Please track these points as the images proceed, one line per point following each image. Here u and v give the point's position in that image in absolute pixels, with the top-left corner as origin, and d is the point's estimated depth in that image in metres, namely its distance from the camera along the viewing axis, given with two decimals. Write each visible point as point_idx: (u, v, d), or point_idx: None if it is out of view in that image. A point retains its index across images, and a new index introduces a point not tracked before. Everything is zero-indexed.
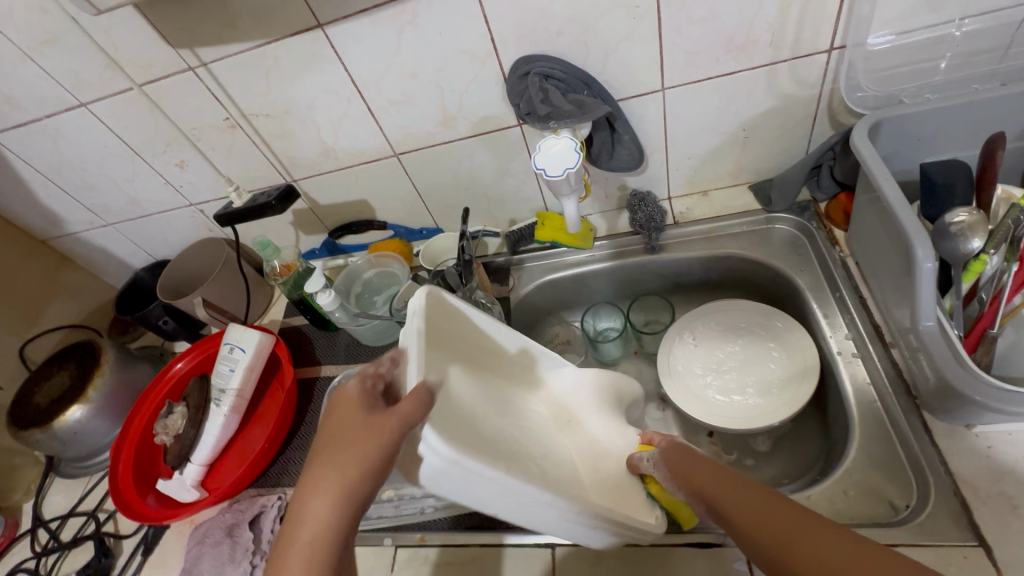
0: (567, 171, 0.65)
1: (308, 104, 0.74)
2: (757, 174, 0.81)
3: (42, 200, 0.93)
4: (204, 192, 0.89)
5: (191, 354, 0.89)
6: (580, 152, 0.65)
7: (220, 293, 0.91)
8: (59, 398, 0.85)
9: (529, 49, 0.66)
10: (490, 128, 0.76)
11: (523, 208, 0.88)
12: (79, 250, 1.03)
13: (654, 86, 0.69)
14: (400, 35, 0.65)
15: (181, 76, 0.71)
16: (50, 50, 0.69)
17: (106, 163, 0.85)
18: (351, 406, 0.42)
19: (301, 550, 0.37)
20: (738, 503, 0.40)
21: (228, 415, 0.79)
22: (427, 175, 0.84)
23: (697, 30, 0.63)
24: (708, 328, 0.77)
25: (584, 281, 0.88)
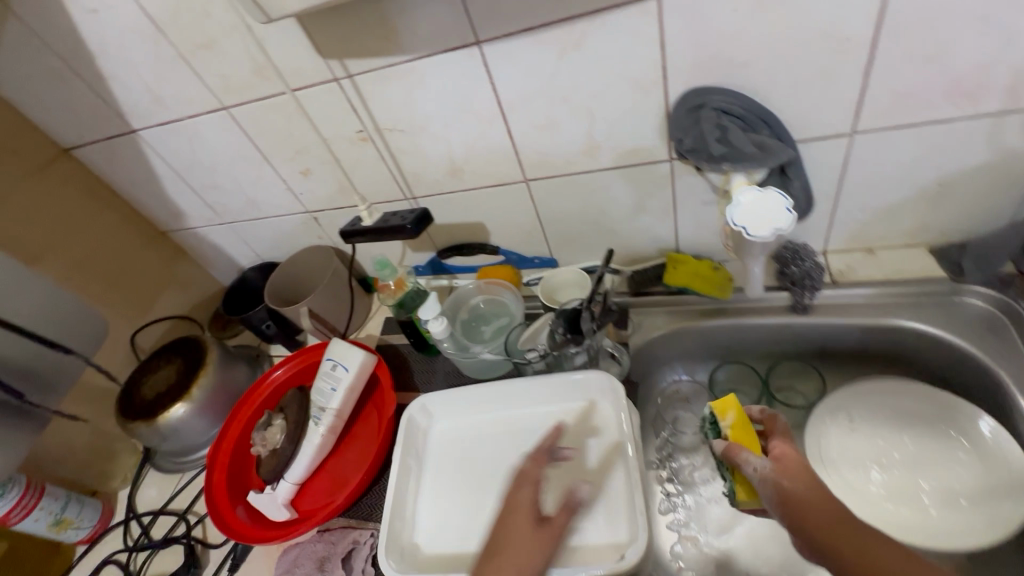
0: (776, 233, 0.53)
1: (444, 123, 0.70)
2: (942, 236, 0.69)
3: (170, 195, 0.95)
4: (323, 201, 0.87)
5: (289, 364, 0.87)
6: (794, 212, 0.53)
7: (326, 305, 0.89)
8: (164, 393, 0.86)
9: (704, 80, 0.58)
10: (635, 161, 0.69)
11: (650, 247, 0.81)
12: (193, 243, 1.05)
13: (841, 129, 0.60)
14: (560, 57, 0.60)
15: (324, 86, 0.69)
16: (204, 54, 0.69)
17: (235, 165, 0.85)
18: (520, 512, 0.58)
19: None
20: (820, 501, 0.47)
21: (325, 435, 0.76)
22: (554, 204, 0.78)
23: (916, 69, 0.54)
24: (869, 410, 0.66)
25: (712, 335, 0.78)
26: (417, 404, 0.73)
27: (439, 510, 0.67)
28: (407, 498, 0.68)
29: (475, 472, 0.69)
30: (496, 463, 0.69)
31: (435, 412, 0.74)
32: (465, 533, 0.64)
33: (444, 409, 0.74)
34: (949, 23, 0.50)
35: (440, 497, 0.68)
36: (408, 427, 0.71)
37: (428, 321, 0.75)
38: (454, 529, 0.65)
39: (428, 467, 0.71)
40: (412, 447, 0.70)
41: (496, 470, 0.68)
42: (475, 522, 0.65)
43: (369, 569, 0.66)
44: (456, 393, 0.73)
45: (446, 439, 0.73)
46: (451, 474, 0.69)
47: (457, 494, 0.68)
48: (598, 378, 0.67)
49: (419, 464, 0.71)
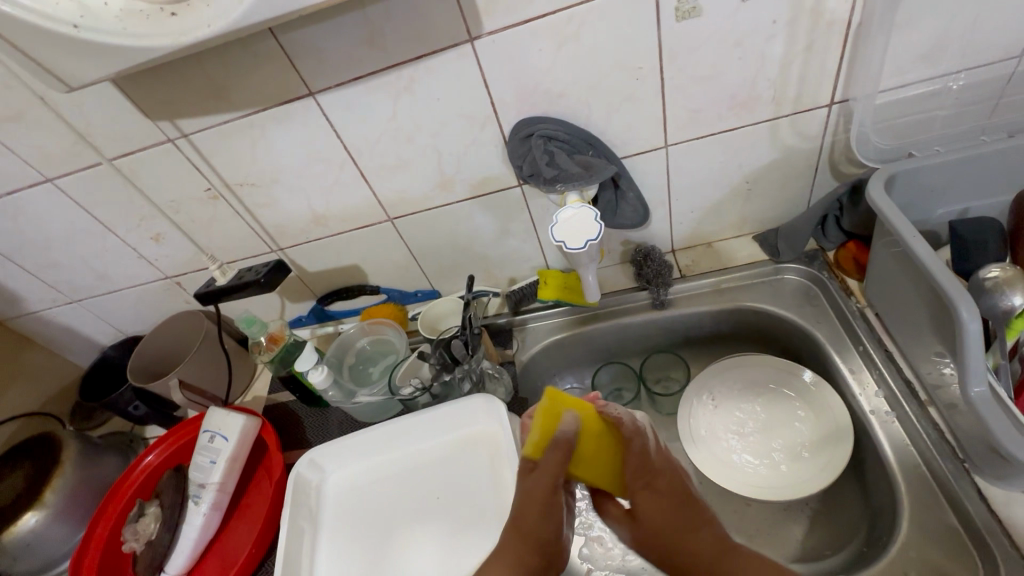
0: (589, 244, 0.59)
1: (295, 172, 0.70)
2: (761, 224, 0.80)
3: (0, 280, 0.85)
4: (183, 265, 0.83)
5: (162, 445, 0.80)
6: (601, 222, 0.60)
7: (199, 374, 0.84)
8: (11, 504, 0.75)
9: (530, 111, 0.64)
10: (489, 190, 0.73)
11: (522, 266, 0.85)
12: (39, 329, 0.95)
13: (656, 144, 0.68)
14: (395, 101, 0.62)
15: (160, 148, 0.66)
16: (13, 127, 0.64)
17: (73, 239, 0.79)
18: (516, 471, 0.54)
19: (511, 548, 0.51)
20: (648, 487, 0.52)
21: (208, 515, 0.71)
22: (423, 239, 0.80)
23: (701, 88, 0.62)
24: (726, 386, 0.73)
25: (591, 339, 0.84)
26: (305, 459, 0.70)
27: (338, 567, 0.65)
28: (302, 562, 0.64)
29: (375, 519, 0.67)
30: (393, 505, 0.68)
31: (327, 465, 0.72)
32: None
33: (336, 460, 0.72)
34: (716, 49, 0.59)
35: (339, 550, 0.66)
36: (297, 486, 0.68)
37: (313, 377, 0.72)
38: None
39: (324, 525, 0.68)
40: (303, 506, 0.68)
41: (396, 512, 0.67)
42: (378, 570, 0.63)
43: None
44: (346, 441, 0.71)
45: (343, 491, 0.71)
46: (349, 526, 0.67)
47: (358, 545, 0.66)
48: (481, 401, 0.69)
49: (314, 525, 0.68)
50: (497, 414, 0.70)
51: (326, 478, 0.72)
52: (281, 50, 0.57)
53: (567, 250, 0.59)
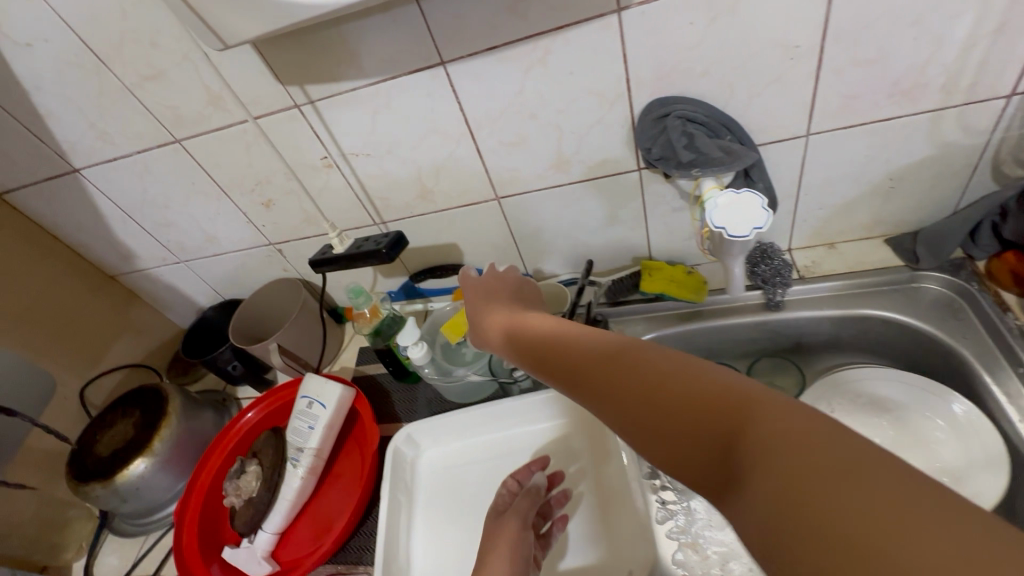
0: (754, 232, 0.54)
1: (412, 145, 0.69)
2: (896, 227, 0.73)
3: (119, 236, 0.90)
4: (287, 233, 0.84)
5: (261, 404, 0.83)
6: (769, 210, 0.54)
7: (297, 340, 0.85)
8: (122, 449, 0.79)
9: (666, 91, 0.60)
10: (605, 173, 0.70)
11: (623, 255, 0.82)
12: (147, 286, 0.99)
13: (797, 132, 0.63)
14: (526, 74, 0.60)
15: (285, 114, 0.67)
16: (152, 86, 0.66)
17: (190, 201, 0.81)
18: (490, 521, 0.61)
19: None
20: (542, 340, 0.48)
21: (305, 478, 0.72)
22: (527, 221, 0.78)
23: (861, 71, 0.57)
24: (849, 399, 0.68)
25: (692, 338, 0.79)
26: (402, 433, 0.70)
27: (435, 545, 0.64)
28: (400, 536, 0.65)
29: (471, 500, 0.67)
30: (487, 490, 0.67)
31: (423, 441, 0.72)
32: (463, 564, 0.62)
33: (432, 438, 0.71)
34: (888, 27, 0.53)
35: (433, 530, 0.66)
36: (394, 459, 0.68)
37: (411, 353, 0.72)
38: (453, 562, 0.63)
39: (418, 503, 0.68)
40: (402, 480, 0.68)
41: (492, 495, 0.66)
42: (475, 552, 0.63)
43: None
44: (444, 419, 0.70)
45: (438, 468, 0.70)
46: (444, 507, 0.67)
47: (455, 525, 0.65)
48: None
49: (410, 499, 0.68)
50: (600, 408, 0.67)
51: (421, 453, 0.72)
52: (420, 16, 0.56)
53: (727, 237, 0.54)
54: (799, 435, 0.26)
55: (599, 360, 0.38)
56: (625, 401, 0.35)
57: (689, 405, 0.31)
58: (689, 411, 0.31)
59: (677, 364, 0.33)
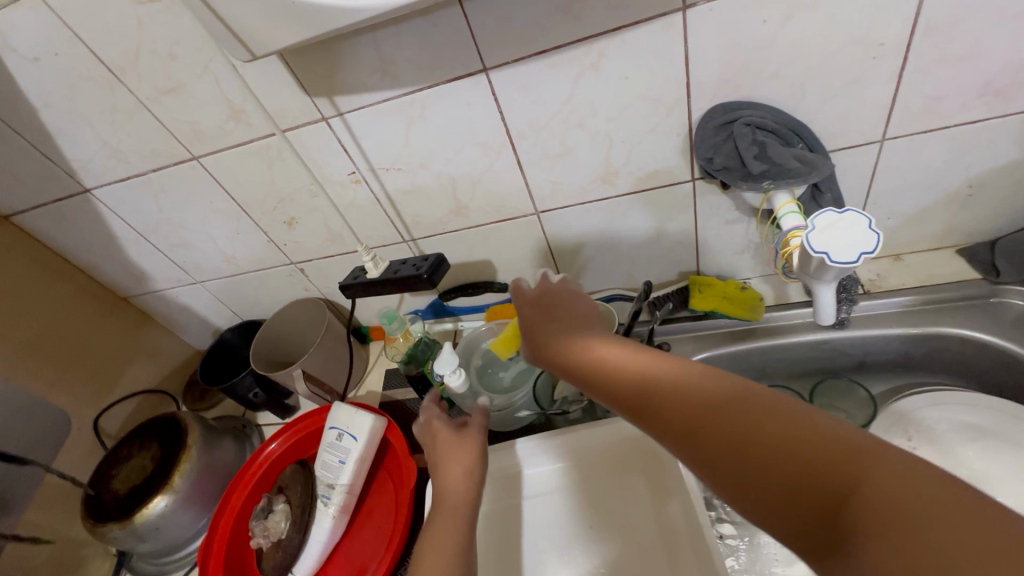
0: (862, 257, 0.48)
1: (447, 158, 0.64)
2: (969, 236, 0.68)
3: (132, 257, 0.85)
4: (309, 251, 0.79)
5: (285, 434, 0.78)
6: (878, 230, 0.48)
7: (322, 366, 0.81)
8: (140, 485, 0.74)
9: (731, 95, 0.55)
10: (655, 184, 0.65)
11: (668, 270, 0.76)
12: (161, 308, 0.95)
13: (872, 137, 0.57)
14: (576, 80, 0.55)
15: (311, 127, 0.62)
16: (169, 100, 0.61)
17: (208, 220, 0.77)
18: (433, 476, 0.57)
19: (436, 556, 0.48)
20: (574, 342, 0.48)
21: (336, 517, 0.67)
22: (567, 235, 0.73)
23: (950, 70, 0.51)
24: (929, 426, 0.62)
25: (746, 358, 0.74)
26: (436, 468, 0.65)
27: None
28: None
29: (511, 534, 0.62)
30: (535, 530, 0.62)
31: None
32: None
33: None
34: (987, 21, 0.48)
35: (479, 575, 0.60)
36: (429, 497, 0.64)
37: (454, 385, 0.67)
38: None
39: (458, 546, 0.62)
40: None
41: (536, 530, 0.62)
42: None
43: None
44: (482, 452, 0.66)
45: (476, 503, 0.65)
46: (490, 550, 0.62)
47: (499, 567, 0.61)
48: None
49: None
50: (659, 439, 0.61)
51: None
52: (463, 20, 0.51)
53: (829, 263, 0.48)
54: (824, 454, 0.28)
55: (664, 392, 0.36)
56: (704, 445, 0.32)
57: (786, 452, 0.29)
58: (787, 459, 0.29)
59: (765, 403, 0.31)
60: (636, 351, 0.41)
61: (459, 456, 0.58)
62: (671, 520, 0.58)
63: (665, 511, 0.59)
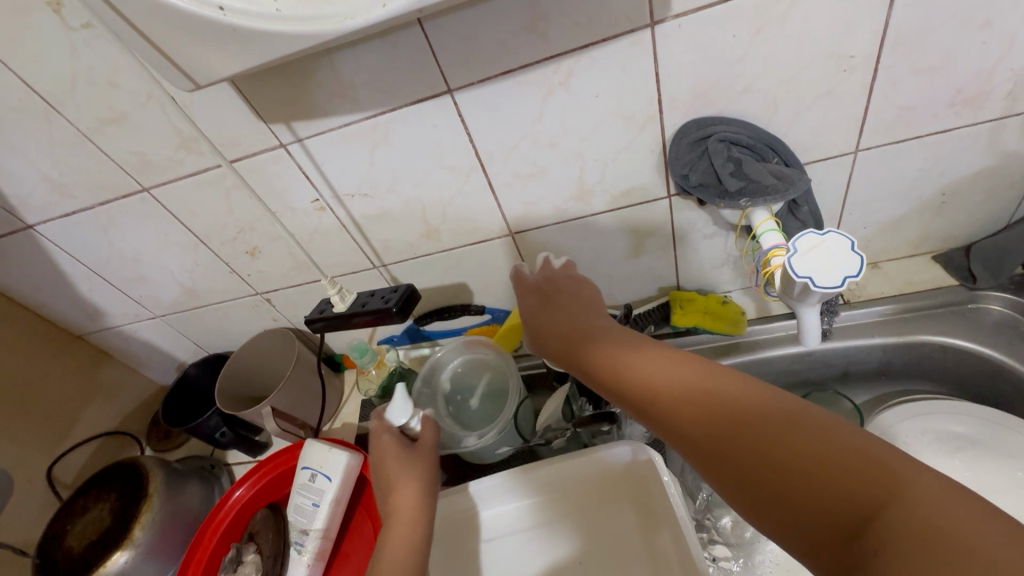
0: (847, 281, 0.46)
1: (415, 181, 0.61)
2: (944, 242, 0.68)
3: (84, 294, 0.80)
4: (275, 281, 0.76)
5: (253, 477, 0.73)
6: (860, 253, 0.46)
7: (293, 400, 0.77)
8: (99, 540, 0.69)
9: (704, 111, 0.54)
10: (631, 202, 0.63)
11: (648, 286, 0.75)
12: (119, 345, 0.90)
13: (846, 149, 0.57)
14: (545, 100, 0.53)
15: (269, 155, 0.59)
16: (113, 130, 0.57)
17: (163, 252, 0.72)
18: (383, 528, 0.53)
19: None
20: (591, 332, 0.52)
21: (311, 565, 0.63)
22: (544, 256, 0.71)
23: (920, 80, 0.51)
24: (915, 437, 0.61)
25: None
26: None
27: None
28: None
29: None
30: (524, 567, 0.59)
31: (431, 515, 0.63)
32: None
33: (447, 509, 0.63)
34: (955, 32, 0.47)
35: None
36: None
37: (415, 429, 0.60)
38: None
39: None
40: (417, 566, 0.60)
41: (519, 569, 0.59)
42: None
43: None
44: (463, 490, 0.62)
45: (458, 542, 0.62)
46: None
47: None
48: (632, 451, 0.60)
49: None
50: (650, 468, 0.59)
51: None
52: (425, 41, 0.48)
53: (813, 287, 0.47)
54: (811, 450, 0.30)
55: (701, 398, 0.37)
56: (726, 452, 0.34)
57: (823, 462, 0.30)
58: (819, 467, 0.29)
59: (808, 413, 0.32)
60: (668, 356, 0.42)
61: (397, 549, 0.50)
62: (661, 551, 0.56)
63: (655, 541, 0.57)
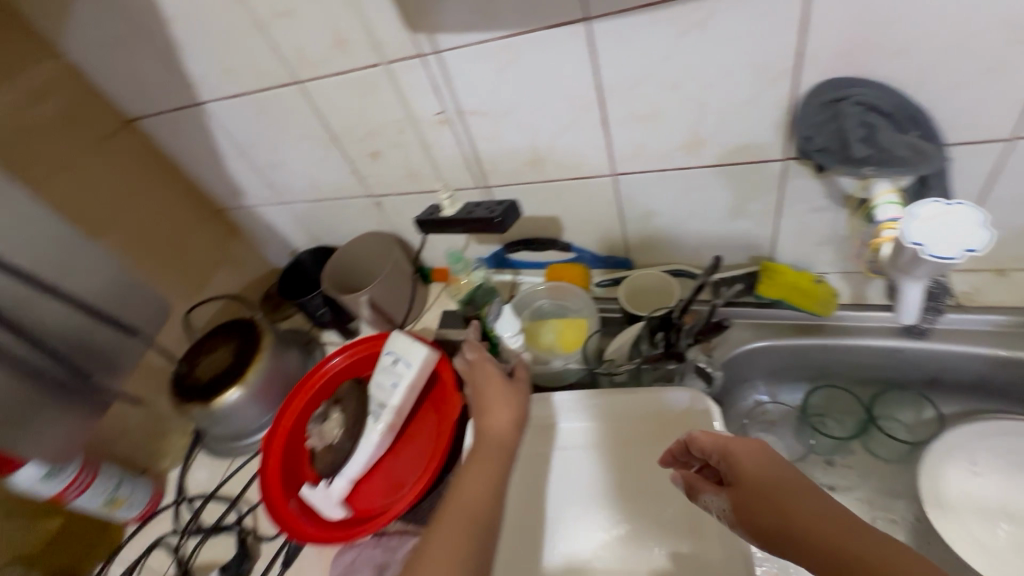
0: (965, 254, 0.46)
1: (533, 108, 0.64)
2: None
3: (230, 171, 0.92)
4: (388, 185, 0.83)
5: (347, 351, 0.85)
6: (992, 230, 0.46)
7: (386, 295, 0.86)
8: (219, 375, 0.83)
9: (846, 70, 0.51)
10: (743, 159, 0.62)
11: (740, 253, 0.74)
12: (249, 223, 1.03)
13: (1001, 133, 0.52)
14: (679, 38, 0.53)
15: (408, 63, 0.64)
16: (283, 23, 0.65)
17: (301, 144, 0.81)
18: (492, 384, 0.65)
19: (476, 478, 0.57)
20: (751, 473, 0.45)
21: (383, 433, 0.72)
22: (641, 203, 0.72)
23: None
24: (993, 455, 0.59)
25: (806, 353, 0.72)
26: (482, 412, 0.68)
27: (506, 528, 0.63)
28: None
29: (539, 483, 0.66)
30: (573, 481, 0.65)
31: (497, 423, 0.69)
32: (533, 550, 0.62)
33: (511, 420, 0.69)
34: None
35: (511, 509, 0.64)
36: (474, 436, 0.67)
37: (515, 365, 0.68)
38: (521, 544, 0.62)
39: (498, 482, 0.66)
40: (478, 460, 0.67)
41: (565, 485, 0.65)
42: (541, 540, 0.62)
43: None
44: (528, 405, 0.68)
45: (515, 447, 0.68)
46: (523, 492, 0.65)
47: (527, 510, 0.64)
48: (690, 396, 0.62)
49: None
50: (704, 413, 0.61)
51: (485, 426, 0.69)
52: None
53: (924, 256, 0.47)
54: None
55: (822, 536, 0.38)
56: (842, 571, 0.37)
57: None
58: None
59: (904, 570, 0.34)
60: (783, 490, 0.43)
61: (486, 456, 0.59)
62: None
63: None
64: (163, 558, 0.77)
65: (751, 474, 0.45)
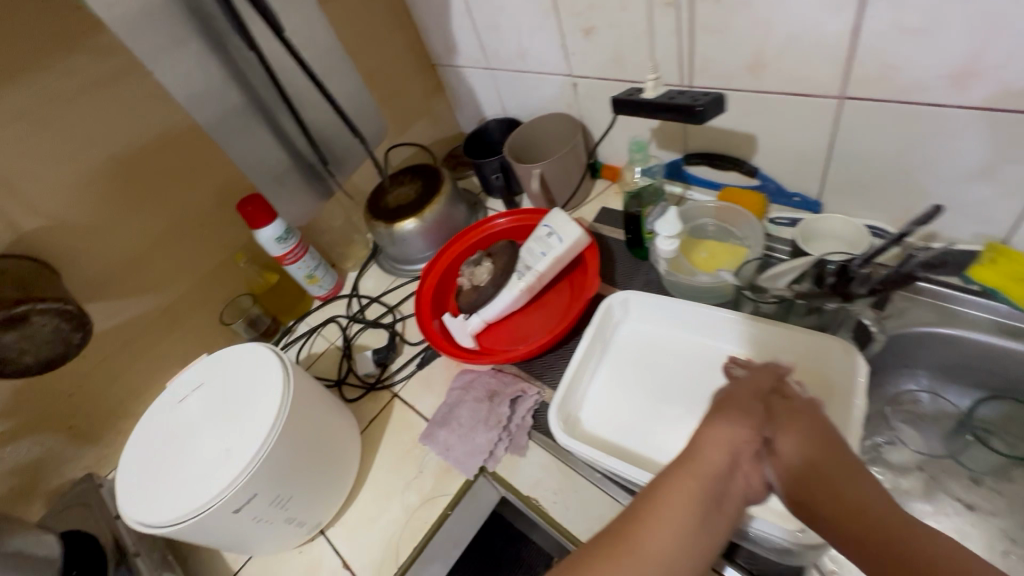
0: None
1: (777, 1, 0.59)
2: None
3: (452, 27, 1.00)
4: (591, 67, 0.84)
5: (510, 216, 0.94)
6: None
7: (556, 175, 0.91)
8: (402, 206, 0.96)
9: None
10: (1023, 107, 0.51)
11: (964, 227, 0.64)
12: (454, 83, 1.12)
13: None
14: None
15: None
16: None
17: (523, 9, 0.84)
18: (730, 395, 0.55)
19: (679, 496, 0.47)
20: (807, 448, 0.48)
21: (522, 291, 0.81)
22: (862, 138, 0.64)
23: None
24: None
25: (1002, 358, 0.62)
26: (618, 296, 0.73)
27: (606, 398, 0.68)
28: (583, 378, 0.69)
29: (651, 374, 0.68)
30: (684, 383, 0.66)
31: (629, 312, 0.73)
32: (622, 426, 0.64)
33: (641, 312, 0.72)
34: None
35: (617, 385, 0.68)
36: (603, 314, 0.72)
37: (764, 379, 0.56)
38: (615, 418, 0.65)
39: (615, 360, 0.71)
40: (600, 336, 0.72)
41: (675, 384, 0.66)
42: (637, 420, 0.64)
43: (529, 414, 0.71)
44: (663, 302, 0.70)
45: (636, 337, 0.72)
46: (632, 376, 0.69)
47: (634, 390, 0.67)
48: (838, 347, 0.58)
49: (602, 352, 0.72)
50: (848, 368, 0.58)
51: (619, 303, 0.73)
52: None
53: None
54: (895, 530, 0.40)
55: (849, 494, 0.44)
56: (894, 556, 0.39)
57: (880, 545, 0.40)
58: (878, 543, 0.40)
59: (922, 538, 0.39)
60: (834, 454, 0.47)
61: (688, 481, 0.48)
62: None
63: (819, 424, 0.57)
64: (334, 331, 0.97)
65: (813, 446, 0.48)
